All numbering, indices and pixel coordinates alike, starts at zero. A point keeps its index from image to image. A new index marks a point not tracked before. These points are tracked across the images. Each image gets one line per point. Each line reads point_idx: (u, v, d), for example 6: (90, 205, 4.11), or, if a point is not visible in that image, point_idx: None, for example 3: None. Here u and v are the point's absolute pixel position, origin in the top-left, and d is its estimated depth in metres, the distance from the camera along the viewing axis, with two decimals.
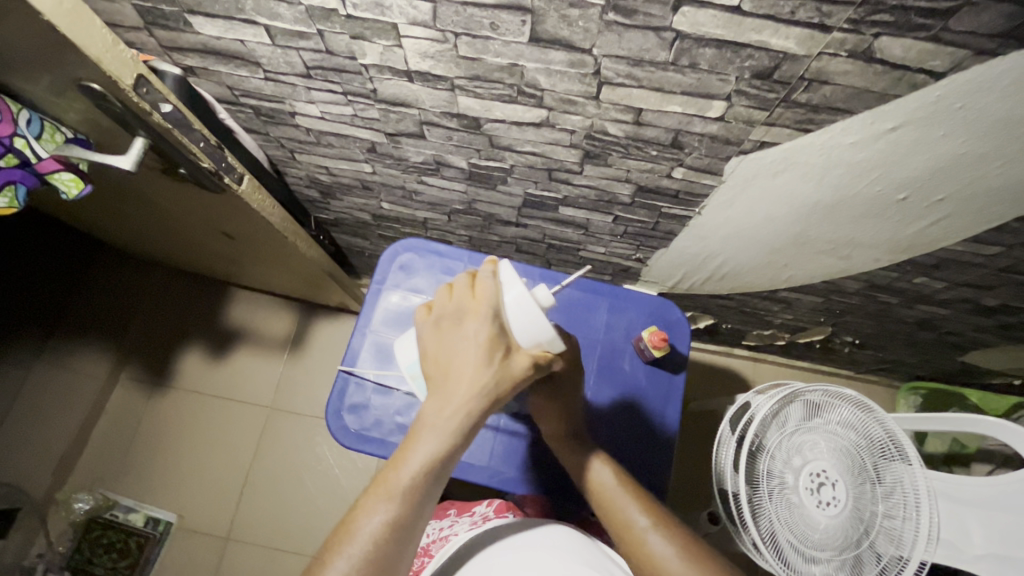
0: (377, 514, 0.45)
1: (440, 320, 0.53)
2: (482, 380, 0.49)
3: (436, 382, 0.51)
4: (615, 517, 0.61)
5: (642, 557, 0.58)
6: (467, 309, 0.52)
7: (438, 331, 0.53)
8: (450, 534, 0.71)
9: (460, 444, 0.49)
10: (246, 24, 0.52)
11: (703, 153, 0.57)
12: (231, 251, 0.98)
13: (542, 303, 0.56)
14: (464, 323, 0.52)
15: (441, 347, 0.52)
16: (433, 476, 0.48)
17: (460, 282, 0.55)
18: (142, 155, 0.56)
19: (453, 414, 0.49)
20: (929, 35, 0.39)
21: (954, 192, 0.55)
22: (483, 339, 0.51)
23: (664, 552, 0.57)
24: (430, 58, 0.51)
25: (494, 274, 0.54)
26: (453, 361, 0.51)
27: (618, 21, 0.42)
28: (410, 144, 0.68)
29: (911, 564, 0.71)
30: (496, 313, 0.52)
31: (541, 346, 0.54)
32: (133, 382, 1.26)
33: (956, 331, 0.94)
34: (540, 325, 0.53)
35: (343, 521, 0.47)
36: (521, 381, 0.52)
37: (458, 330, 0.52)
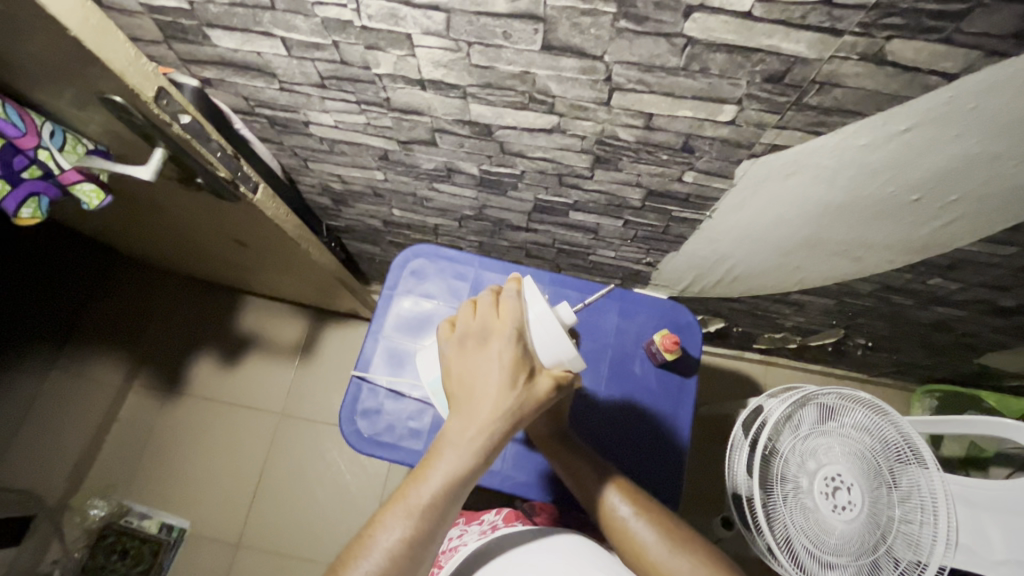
0: (395, 530, 0.46)
1: (464, 338, 0.53)
2: (505, 402, 0.49)
3: (459, 401, 0.51)
4: (602, 509, 0.63)
5: (629, 546, 0.60)
6: (491, 328, 0.53)
7: (462, 350, 0.53)
8: (458, 544, 0.70)
9: (480, 465, 0.49)
10: (263, 36, 0.53)
11: (713, 157, 0.57)
12: (245, 259, 0.99)
13: (564, 320, 0.59)
14: (488, 343, 0.52)
15: (463, 365, 0.52)
16: (452, 497, 0.48)
17: (484, 299, 0.56)
18: (161, 165, 0.57)
19: (475, 434, 0.49)
20: (941, 37, 0.39)
21: (969, 192, 0.55)
22: (506, 361, 0.51)
23: (647, 540, 0.59)
24: (443, 66, 0.52)
25: (517, 292, 0.55)
26: (477, 381, 0.51)
27: (629, 28, 0.43)
28: (422, 151, 0.68)
29: (930, 569, 0.70)
30: (519, 335, 0.52)
31: (563, 367, 0.55)
32: (146, 389, 1.27)
33: (972, 332, 0.93)
34: (562, 344, 0.54)
35: (360, 535, 0.47)
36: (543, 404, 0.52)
37: (482, 350, 0.52)
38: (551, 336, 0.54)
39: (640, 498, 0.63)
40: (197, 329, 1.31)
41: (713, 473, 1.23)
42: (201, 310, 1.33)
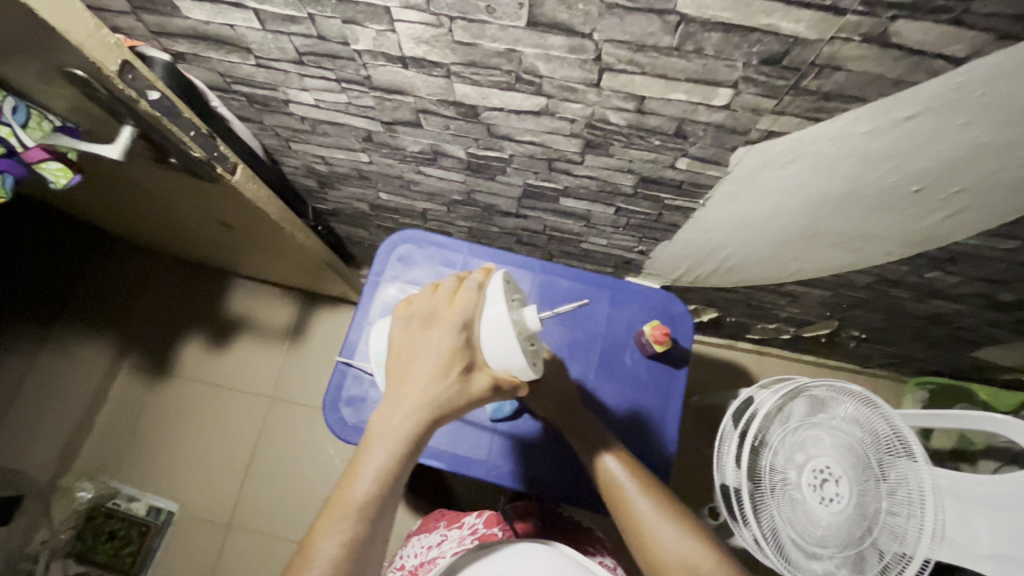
0: (334, 536, 0.46)
1: (413, 317, 0.52)
2: (438, 396, 0.49)
3: (393, 385, 0.51)
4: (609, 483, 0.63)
5: (629, 519, 0.60)
6: (441, 314, 0.52)
7: (407, 328, 0.52)
8: (438, 555, 0.69)
9: (411, 455, 0.49)
10: (235, 8, 0.50)
11: (708, 143, 0.55)
12: (230, 243, 0.97)
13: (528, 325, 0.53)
14: (432, 327, 0.51)
15: (405, 346, 0.51)
16: (387, 493, 0.48)
17: (444, 285, 0.54)
18: (131, 144, 0.54)
19: (402, 426, 0.48)
20: (950, 18, 0.36)
21: (972, 183, 0.53)
22: (444, 352, 0.50)
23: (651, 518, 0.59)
24: (425, 43, 0.49)
25: (481, 285, 0.53)
26: (414, 363, 0.50)
27: (620, 4, 0.41)
28: (407, 133, 0.66)
29: (915, 561, 0.70)
30: (466, 326, 0.51)
31: (510, 369, 0.53)
32: (135, 371, 1.26)
33: (967, 326, 0.92)
34: (511, 352, 0.51)
35: (302, 546, 0.47)
36: (477, 400, 0.51)
37: (419, 334, 0.51)
38: (502, 339, 0.51)
39: (641, 473, 0.63)
40: (184, 311, 1.29)
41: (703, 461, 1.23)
42: (190, 294, 1.30)
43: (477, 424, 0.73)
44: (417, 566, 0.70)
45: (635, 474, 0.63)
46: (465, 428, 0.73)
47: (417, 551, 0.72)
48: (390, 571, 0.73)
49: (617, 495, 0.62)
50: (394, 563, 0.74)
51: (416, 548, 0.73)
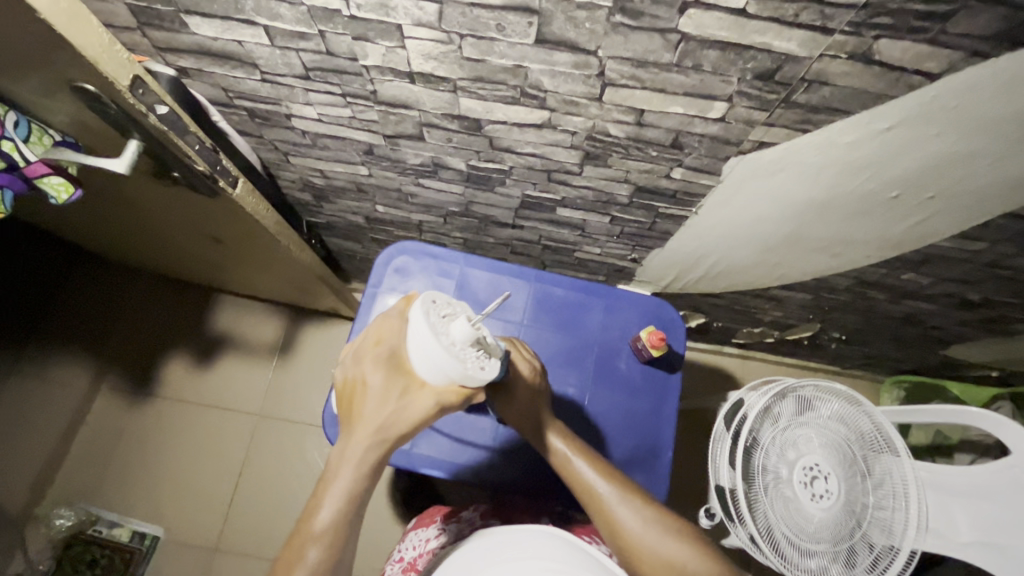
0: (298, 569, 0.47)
1: (354, 357, 0.57)
2: (379, 423, 0.52)
3: (343, 423, 0.54)
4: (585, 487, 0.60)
5: (607, 522, 0.58)
6: (374, 347, 0.56)
7: (348, 368, 0.56)
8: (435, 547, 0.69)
9: (365, 481, 0.51)
10: (245, 25, 0.51)
11: (702, 154, 0.58)
12: (221, 258, 0.96)
13: (456, 338, 0.50)
14: (367, 361, 0.55)
15: (348, 384, 0.56)
16: (350, 519, 0.50)
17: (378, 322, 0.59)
18: (136, 157, 0.55)
19: (349, 460, 0.51)
20: (926, 37, 0.40)
21: (944, 189, 0.57)
22: (377, 382, 0.53)
23: (628, 520, 0.57)
24: (434, 59, 0.51)
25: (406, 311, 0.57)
26: (356, 398, 0.54)
27: (624, 23, 0.43)
28: (409, 146, 0.67)
29: (903, 553, 0.75)
30: (393, 351, 0.54)
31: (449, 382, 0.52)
32: (115, 392, 1.22)
33: (940, 325, 0.97)
34: (437, 365, 0.51)
35: None
36: (417, 417, 0.52)
37: (356, 370, 0.55)
38: (425, 353, 0.51)
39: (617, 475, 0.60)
40: (167, 330, 1.27)
41: (695, 465, 1.25)
42: (174, 311, 1.28)
43: (479, 430, 0.74)
44: (416, 558, 0.70)
45: (616, 482, 0.60)
46: (466, 435, 0.74)
47: (415, 544, 0.72)
48: (390, 565, 0.72)
49: (593, 498, 0.59)
50: (394, 555, 0.73)
51: (414, 540, 0.73)
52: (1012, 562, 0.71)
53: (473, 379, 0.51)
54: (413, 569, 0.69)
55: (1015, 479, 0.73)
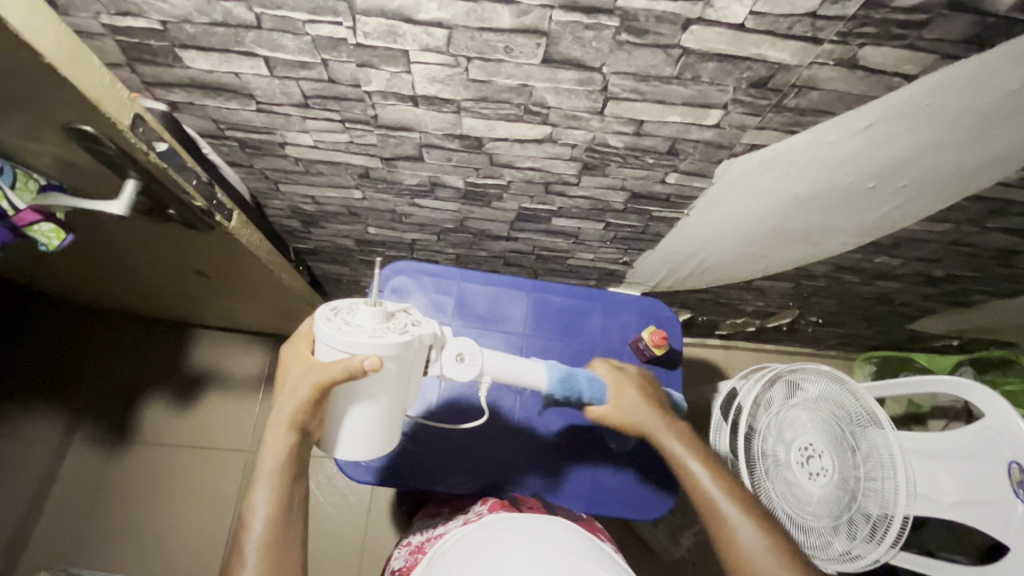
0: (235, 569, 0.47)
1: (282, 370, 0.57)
2: (284, 414, 0.50)
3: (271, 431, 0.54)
4: (705, 499, 0.59)
5: (726, 540, 0.57)
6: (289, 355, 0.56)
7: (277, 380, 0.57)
8: (443, 531, 0.68)
9: (286, 474, 0.51)
10: (244, 57, 0.50)
11: (696, 159, 0.61)
12: (204, 291, 0.93)
13: (347, 323, 0.49)
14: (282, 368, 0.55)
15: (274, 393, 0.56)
16: (281, 519, 0.50)
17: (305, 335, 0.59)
18: (133, 198, 0.52)
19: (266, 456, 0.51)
20: (905, 43, 0.44)
21: (916, 178, 0.62)
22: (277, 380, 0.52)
23: (752, 543, 0.55)
24: (439, 82, 0.51)
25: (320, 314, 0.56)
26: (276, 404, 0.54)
27: (629, 41, 0.45)
28: (406, 167, 0.67)
29: (896, 520, 0.78)
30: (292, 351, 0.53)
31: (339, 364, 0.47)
32: (89, 441, 1.15)
33: (907, 302, 1.04)
34: (328, 353, 0.49)
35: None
36: (306, 404, 0.49)
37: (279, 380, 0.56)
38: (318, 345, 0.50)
39: (739, 492, 0.59)
40: (141, 370, 1.21)
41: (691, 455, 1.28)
42: (148, 352, 1.22)
43: (494, 444, 0.75)
44: (423, 541, 0.70)
45: (742, 500, 0.58)
46: (480, 450, 0.75)
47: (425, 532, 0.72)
48: (400, 549, 0.74)
49: (714, 512, 0.58)
50: (403, 541, 0.75)
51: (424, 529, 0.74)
52: (997, 515, 0.76)
53: (355, 360, 0.47)
54: (419, 550, 0.68)
55: (989, 438, 0.78)
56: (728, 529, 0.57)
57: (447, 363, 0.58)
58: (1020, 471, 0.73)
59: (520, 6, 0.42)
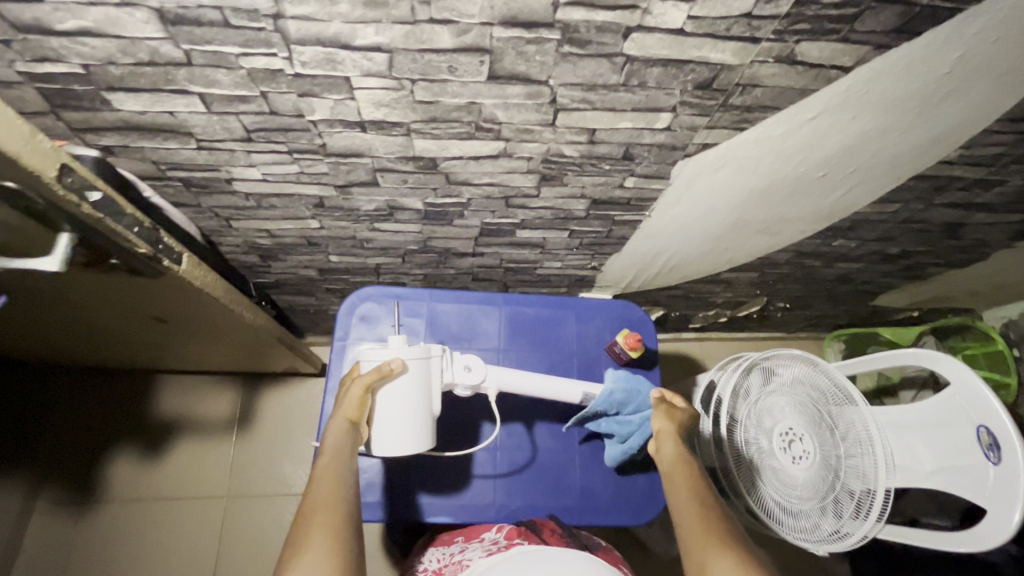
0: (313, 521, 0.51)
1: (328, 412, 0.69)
2: (345, 411, 0.62)
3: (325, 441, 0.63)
4: (682, 507, 0.59)
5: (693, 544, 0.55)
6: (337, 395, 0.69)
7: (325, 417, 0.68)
8: (464, 559, 0.67)
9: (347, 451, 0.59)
10: (177, 95, 0.48)
11: (652, 162, 0.61)
12: (164, 337, 0.89)
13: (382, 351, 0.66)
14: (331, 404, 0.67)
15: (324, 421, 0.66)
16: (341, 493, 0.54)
17: None
18: (70, 252, 0.49)
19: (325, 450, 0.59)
20: (839, 37, 0.45)
21: (863, 163, 0.63)
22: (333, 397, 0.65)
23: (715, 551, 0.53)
24: (385, 106, 0.50)
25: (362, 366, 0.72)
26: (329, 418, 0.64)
27: (573, 52, 0.45)
28: (362, 193, 0.66)
29: (878, 494, 0.79)
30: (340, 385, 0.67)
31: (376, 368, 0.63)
32: (54, 505, 1.09)
33: (867, 280, 1.07)
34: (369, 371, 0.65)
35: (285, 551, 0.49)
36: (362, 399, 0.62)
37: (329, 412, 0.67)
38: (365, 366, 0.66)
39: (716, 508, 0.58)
40: (105, 424, 1.15)
41: None
42: (110, 405, 1.16)
43: (478, 465, 0.77)
44: (439, 568, 0.67)
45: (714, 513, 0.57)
46: (465, 474, 0.76)
47: (437, 559, 0.70)
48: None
49: (685, 518, 0.58)
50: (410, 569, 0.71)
51: (436, 554, 0.71)
52: (967, 478, 0.79)
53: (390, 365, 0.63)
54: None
55: (956, 405, 0.82)
56: (694, 535, 0.55)
57: (455, 372, 0.70)
58: (988, 433, 0.76)
59: (460, 25, 0.42)
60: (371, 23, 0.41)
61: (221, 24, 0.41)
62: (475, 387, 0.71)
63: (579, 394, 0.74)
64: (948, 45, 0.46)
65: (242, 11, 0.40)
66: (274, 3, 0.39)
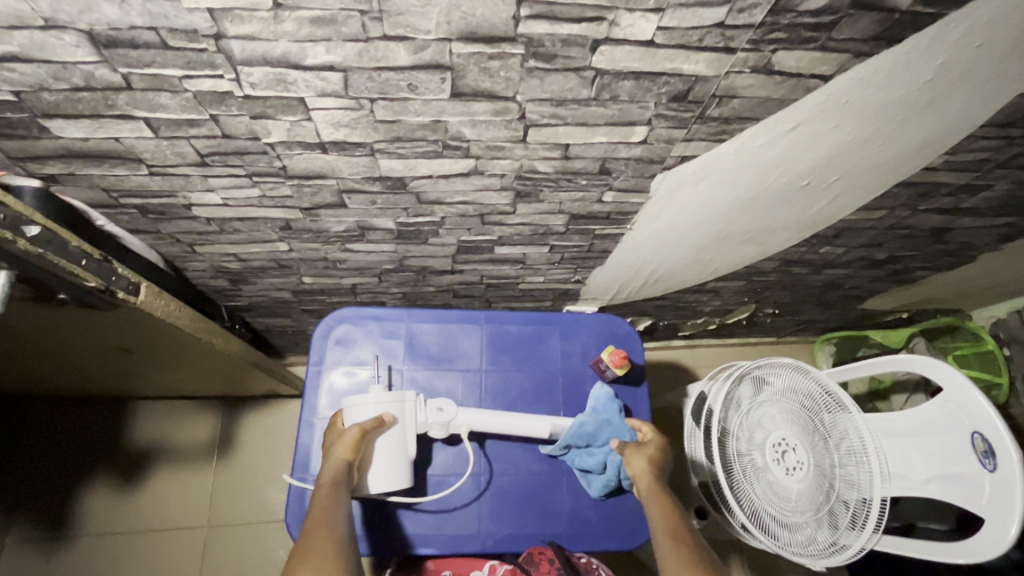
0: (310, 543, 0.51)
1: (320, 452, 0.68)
2: (342, 445, 0.62)
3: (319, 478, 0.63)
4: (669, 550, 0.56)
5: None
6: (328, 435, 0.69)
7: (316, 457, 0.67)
8: None
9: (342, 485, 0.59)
10: (120, 120, 0.45)
11: (630, 175, 0.59)
12: (132, 366, 0.85)
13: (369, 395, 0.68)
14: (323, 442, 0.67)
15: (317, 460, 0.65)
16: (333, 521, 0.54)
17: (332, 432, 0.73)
18: (9, 291, 0.45)
19: (320, 488, 0.59)
20: (817, 45, 0.43)
21: (846, 172, 0.61)
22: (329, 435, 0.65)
23: None
24: (345, 126, 0.48)
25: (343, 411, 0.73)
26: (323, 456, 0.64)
27: (539, 67, 0.42)
28: (330, 215, 0.63)
29: (875, 503, 0.77)
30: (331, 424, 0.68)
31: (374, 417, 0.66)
32: (24, 543, 1.04)
33: (856, 285, 1.05)
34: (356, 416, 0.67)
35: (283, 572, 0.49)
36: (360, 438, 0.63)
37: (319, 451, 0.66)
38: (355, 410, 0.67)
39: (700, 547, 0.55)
40: (77, 456, 1.10)
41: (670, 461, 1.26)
42: (81, 436, 1.12)
43: (461, 493, 0.74)
44: None
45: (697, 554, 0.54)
46: (448, 502, 0.73)
47: None
48: None
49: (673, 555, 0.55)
50: None
51: None
52: (964, 487, 0.77)
53: (388, 415, 0.67)
54: None
55: (951, 411, 0.80)
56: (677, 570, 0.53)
57: (429, 415, 0.71)
58: (983, 440, 0.74)
59: (416, 41, 0.39)
60: (321, 42, 0.39)
61: (159, 46, 0.38)
62: (448, 427, 0.72)
63: (548, 428, 0.74)
64: (931, 51, 0.45)
65: (179, 32, 0.37)
66: (213, 23, 0.37)
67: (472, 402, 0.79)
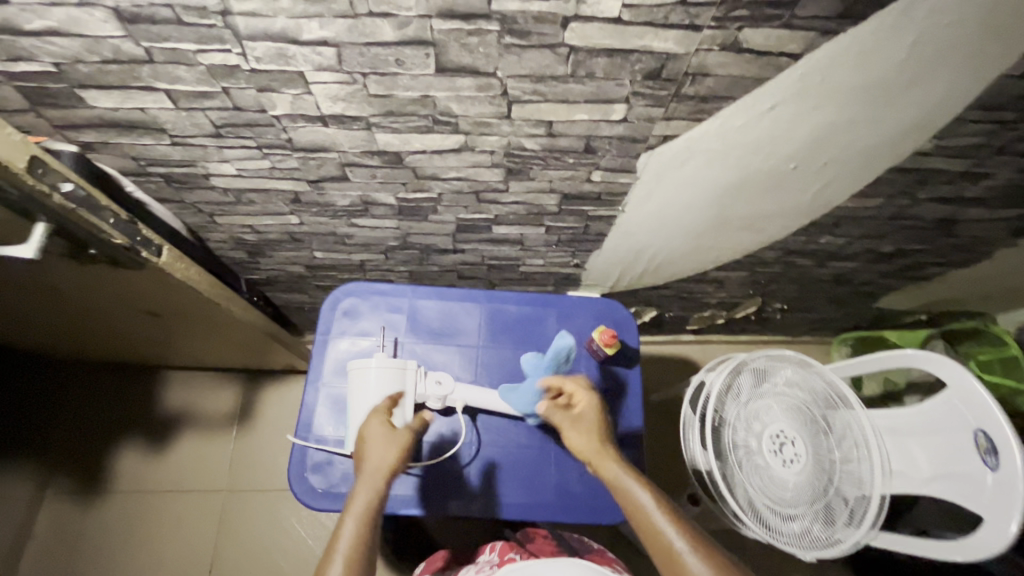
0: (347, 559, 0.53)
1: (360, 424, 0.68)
2: (394, 454, 0.62)
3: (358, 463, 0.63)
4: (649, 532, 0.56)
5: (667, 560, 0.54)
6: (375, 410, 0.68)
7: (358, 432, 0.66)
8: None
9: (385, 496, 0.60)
10: (144, 91, 0.51)
11: (615, 155, 0.61)
12: (160, 332, 0.92)
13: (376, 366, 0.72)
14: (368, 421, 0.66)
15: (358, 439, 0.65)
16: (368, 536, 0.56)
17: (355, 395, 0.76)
18: (45, 241, 0.52)
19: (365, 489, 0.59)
20: (782, 23, 0.44)
21: (835, 155, 0.62)
22: (379, 427, 0.65)
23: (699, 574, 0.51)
24: (342, 100, 0.52)
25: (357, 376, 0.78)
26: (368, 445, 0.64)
27: (515, 43, 0.46)
28: (335, 188, 0.67)
29: (874, 499, 0.78)
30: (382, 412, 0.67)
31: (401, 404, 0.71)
32: (62, 495, 1.13)
33: (865, 281, 1.04)
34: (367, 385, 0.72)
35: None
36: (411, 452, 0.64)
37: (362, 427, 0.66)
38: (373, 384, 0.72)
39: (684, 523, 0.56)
40: (111, 418, 1.19)
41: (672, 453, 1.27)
42: (117, 399, 1.21)
43: (453, 460, 0.77)
44: None
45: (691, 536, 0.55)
46: (441, 468, 0.76)
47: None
48: None
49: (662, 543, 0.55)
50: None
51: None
52: (965, 485, 0.75)
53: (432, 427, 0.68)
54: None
55: (954, 408, 0.78)
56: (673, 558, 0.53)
57: (428, 386, 0.74)
58: (987, 438, 0.73)
59: (399, 18, 0.43)
60: (315, 18, 0.43)
61: (175, 22, 0.43)
62: (444, 400, 0.76)
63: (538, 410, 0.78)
64: (900, 27, 0.46)
65: (192, 9, 0.42)
66: (220, 1, 0.41)
67: (468, 375, 0.83)
